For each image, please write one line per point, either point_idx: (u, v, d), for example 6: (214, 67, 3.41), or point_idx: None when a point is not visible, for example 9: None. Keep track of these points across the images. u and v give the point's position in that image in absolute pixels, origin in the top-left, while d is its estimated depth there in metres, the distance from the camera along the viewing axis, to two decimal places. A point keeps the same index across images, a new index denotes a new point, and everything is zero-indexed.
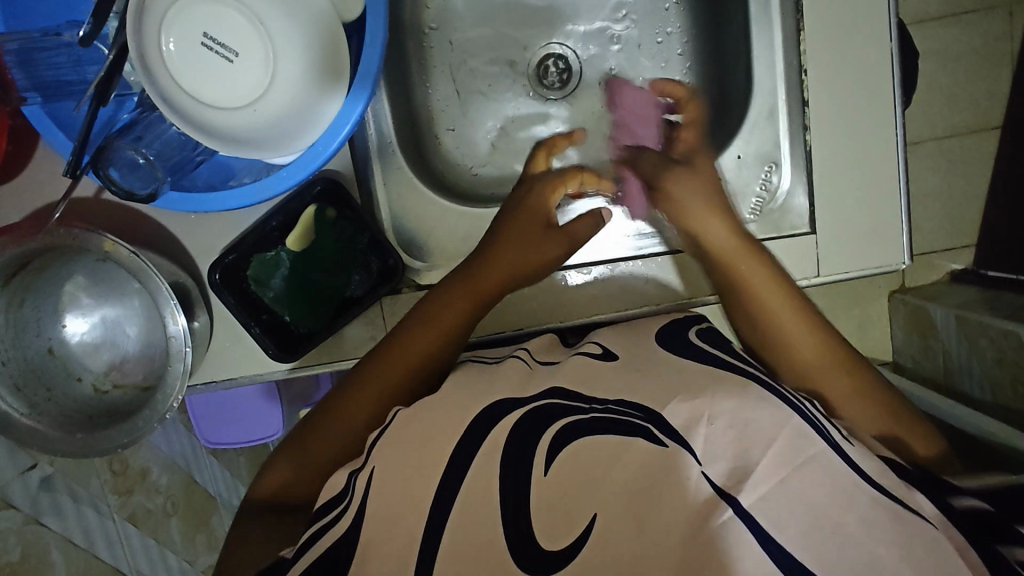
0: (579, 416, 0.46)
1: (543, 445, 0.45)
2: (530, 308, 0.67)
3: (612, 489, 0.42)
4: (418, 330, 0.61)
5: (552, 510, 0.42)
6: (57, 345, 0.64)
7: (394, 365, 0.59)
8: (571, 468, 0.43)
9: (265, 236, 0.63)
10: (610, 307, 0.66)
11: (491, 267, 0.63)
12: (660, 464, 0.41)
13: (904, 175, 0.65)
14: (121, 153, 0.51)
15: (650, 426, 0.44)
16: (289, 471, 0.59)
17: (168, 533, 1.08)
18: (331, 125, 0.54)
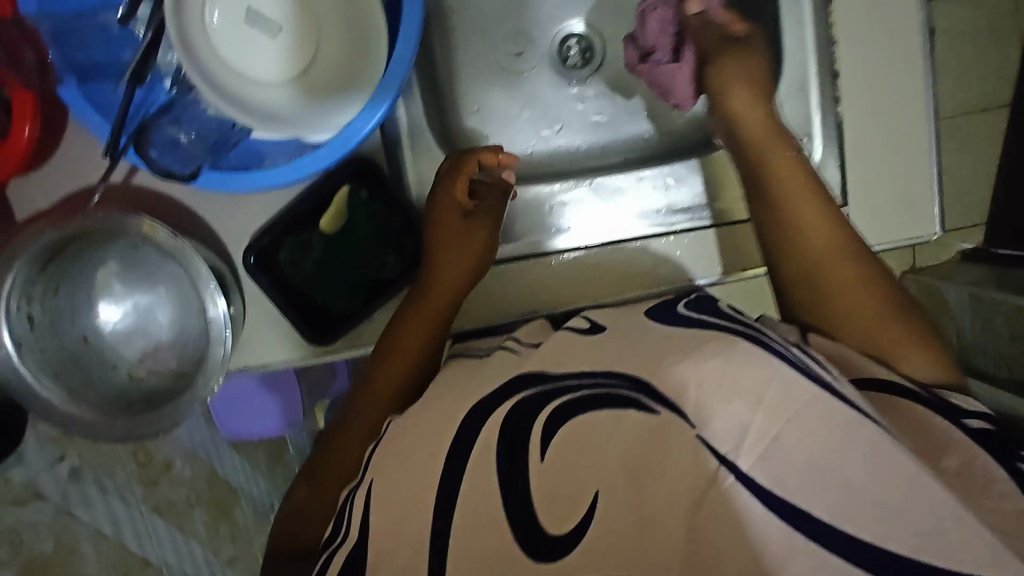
0: (573, 395, 0.46)
1: (540, 422, 0.44)
2: (538, 294, 0.67)
3: (609, 466, 0.42)
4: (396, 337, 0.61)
5: (556, 495, 0.42)
6: (91, 333, 0.64)
7: (380, 382, 0.60)
8: (568, 449, 0.43)
9: (301, 216, 0.63)
10: (640, 284, 0.67)
11: (450, 263, 0.63)
12: (654, 435, 0.42)
13: (935, 148, 0.65)
14: (162, 131, 0.52)
15: (642, 398, 0.44)
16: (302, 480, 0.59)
17: (193, 524, 1.04)
18: (369, 104, 0.53)
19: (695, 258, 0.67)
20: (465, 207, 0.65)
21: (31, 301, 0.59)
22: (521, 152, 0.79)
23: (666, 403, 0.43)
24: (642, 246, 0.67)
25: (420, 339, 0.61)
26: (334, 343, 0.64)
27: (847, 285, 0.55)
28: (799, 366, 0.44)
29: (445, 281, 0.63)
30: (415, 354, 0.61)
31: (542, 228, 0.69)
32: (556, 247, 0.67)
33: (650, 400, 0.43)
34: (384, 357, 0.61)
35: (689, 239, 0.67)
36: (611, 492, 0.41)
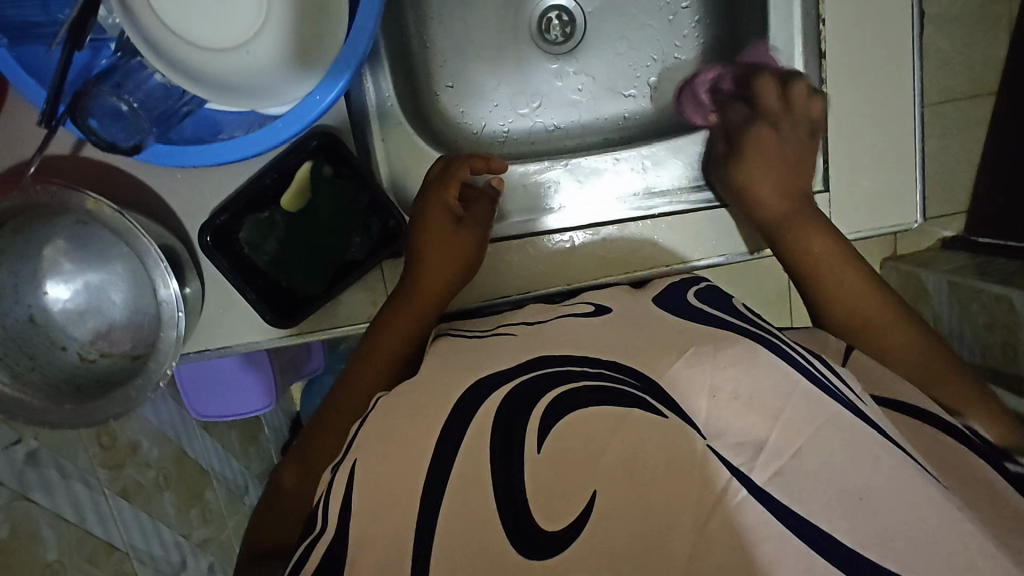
0: (579, 383, 0.45)
1: (539, 409, 0.44)
2: (520, 274, 0.65)
3: (609, 465, 0.42)
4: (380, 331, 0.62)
5: (551, 493, 0.41)
6: (39, 313, 0.61)
7: (359, 384, 0.62)
8: (568, 445, 0.43)
9: (262, 193, 0.60)
10: (627, 269, 0.64)
11: (431, 266, 0.63)
12: (665, 441, 0.41)
13: (920, 132, 0.63)
14: (102, 101, 0.48)
15: (648, 398, 0.44)
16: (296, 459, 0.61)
17: (162, 507, 1.06)
18: (330, 73, 0.50)
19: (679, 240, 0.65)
20: (452, 211, 0.64)
21: None
22: (501, 130, 0.76)
23: (676, 410, 0.43)
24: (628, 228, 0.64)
25: (394, 346, 0.62)
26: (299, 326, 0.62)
27: (846, 287, 0.63)
28: (813, 375, 0.47)
29: (427, 281, 0.63)
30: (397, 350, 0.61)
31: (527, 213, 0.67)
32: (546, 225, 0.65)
33: (661, 404, 0.44)
34: (363, 364, 0.62)
35: (672, 223, 0.65)
36: (609, 491, 0.41)
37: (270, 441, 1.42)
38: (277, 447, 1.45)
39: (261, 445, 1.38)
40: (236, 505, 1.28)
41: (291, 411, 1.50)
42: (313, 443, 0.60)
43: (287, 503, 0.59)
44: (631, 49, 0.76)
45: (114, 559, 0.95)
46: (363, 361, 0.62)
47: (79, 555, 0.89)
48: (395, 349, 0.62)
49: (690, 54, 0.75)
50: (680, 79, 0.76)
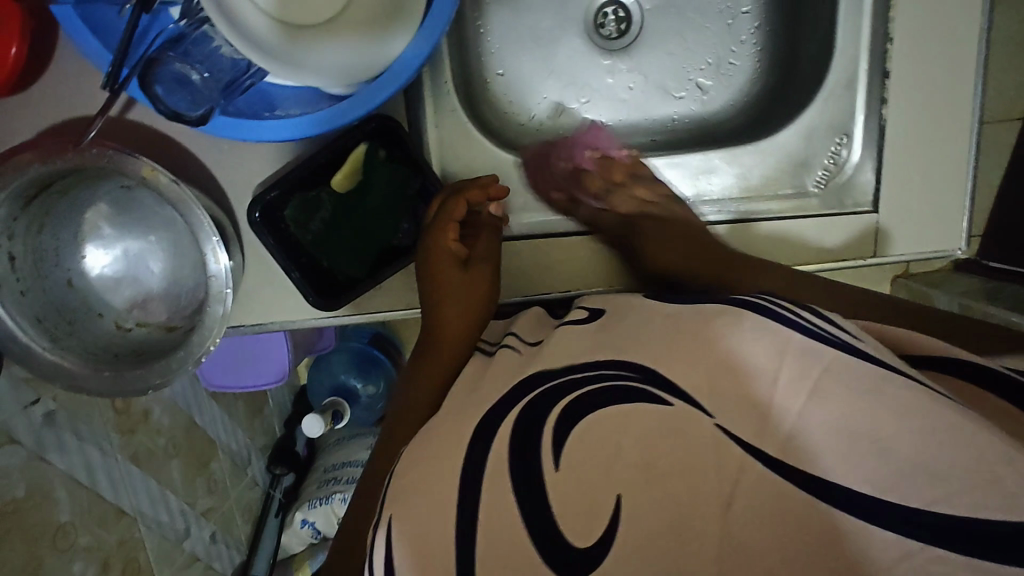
0: (582, 395, 0.45)
1: (548, 431, 0.44)
2: (535, 276, 0.65)
3: (626, 467, 0.42)
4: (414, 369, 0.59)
5: (582, 506, 0.42)
6: (76, 277, 0.59)
7: (395, 437, 0.55)
8: (581, 449, 0.43)
9: (313, 172, 0.58)
10: None
11: (453, 303, 0.60)
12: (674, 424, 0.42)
13: (974, 159, 0.63)
14: (171, 67, 0.47)
15: (650, 388, 0.44)
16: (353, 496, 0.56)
17: (170, 474, 1.06)
18: (403, 56, 0.49)
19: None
20: (459, 254, 0.61)
21: (14, 237, 0.54)
22: (549, 123, 0.75)
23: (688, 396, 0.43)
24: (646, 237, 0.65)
25: (429, 390, 0.56)
26: (338, 309, 0.62)
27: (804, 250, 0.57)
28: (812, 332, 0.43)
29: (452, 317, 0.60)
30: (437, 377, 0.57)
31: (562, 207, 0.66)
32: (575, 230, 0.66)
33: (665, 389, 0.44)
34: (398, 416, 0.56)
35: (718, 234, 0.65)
36: (635, 493, 0.42)
37: (275, 414, 1.42)
38: (281, 420, 1.45)
39: (266, 418, 1.38)
40: (241, 476, 1.28)
41: (297, 384, 1.49)
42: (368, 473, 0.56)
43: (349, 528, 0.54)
44: (684, 51, 0.75)
45: (123, 524, 0.95)
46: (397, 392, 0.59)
47: (90, 519, 0.89)
48: (430, 394, 0.56)
49: (745, 61, 0.74)
50: (731, 84, 0.75)
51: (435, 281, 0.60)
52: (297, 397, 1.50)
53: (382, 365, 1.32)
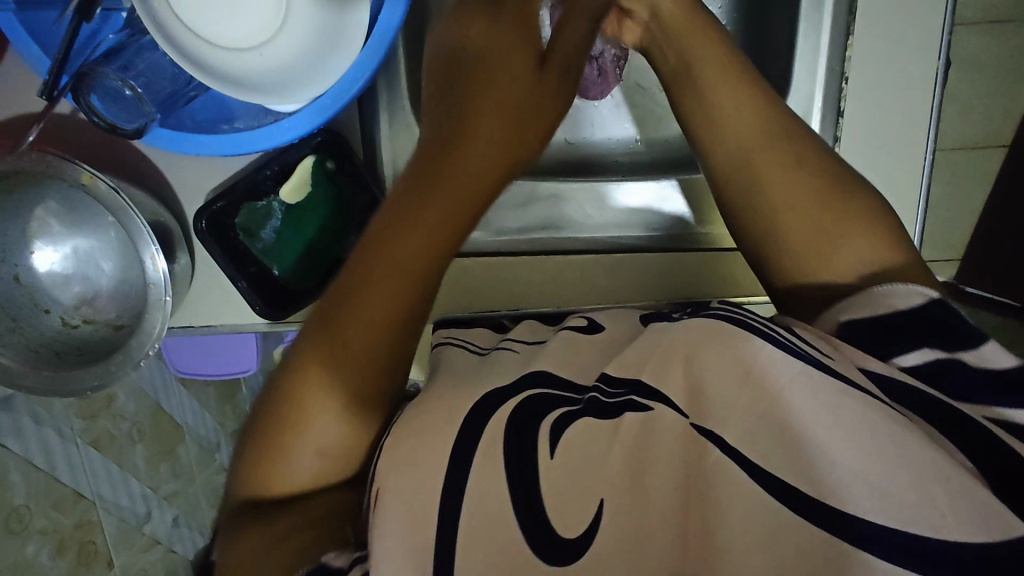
0: (572, 408, 0.40)
1: (545, 429, 0.39)
2: (507, 295, 0.66)
3: (608, 473, 0.37)
4: (388, 231, 0.44)
5: (564, 502, 0.36)
6: (24, 273, 0.60)
7: (340, 355, 0.41)
8: (574, 445, 0.38)
9: (259, 184, 0.59)
10: (610, 297, 0.67)
11: (467, 149, 0.49)
12: (650, 431, 0.37)
13: (925, 198, 0.63)
14: (104, 82, 0.47)
15: (633, 398, 0.39)
16: (273, 448, 0.42)
17: (132, 459, 1.07)
18: (342, 80, 0.50)
19: (668, 283, 0.67)
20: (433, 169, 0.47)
21: None
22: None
23: (657, 398, 0.38)
24: (595, 258, 0.67)
25: (393, 307, 0.42)
26: (287, 320, 0.62)
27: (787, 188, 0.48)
28: (782, 343, 0.36)
29: (460, 141, 0.49)
30: (388, 311, 0.42)
31: (530, 224, 0.70)
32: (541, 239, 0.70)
33: (640, 396, 0.39)
34: (340, 309, 0.43)
35: (662, 257, 0.67)
36: (614, 501, 0.36)
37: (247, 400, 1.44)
38: None
39: (238, 404, 1.40)
40: (207, 461, 1.29)
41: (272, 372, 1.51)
42: (322, 434, 0.42)
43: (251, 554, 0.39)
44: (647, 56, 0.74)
45: (81, 506, 0.96)
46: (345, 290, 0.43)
47: (46, 501, 0.90)
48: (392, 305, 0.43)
49: None
50: None
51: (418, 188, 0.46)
52: None
53: None
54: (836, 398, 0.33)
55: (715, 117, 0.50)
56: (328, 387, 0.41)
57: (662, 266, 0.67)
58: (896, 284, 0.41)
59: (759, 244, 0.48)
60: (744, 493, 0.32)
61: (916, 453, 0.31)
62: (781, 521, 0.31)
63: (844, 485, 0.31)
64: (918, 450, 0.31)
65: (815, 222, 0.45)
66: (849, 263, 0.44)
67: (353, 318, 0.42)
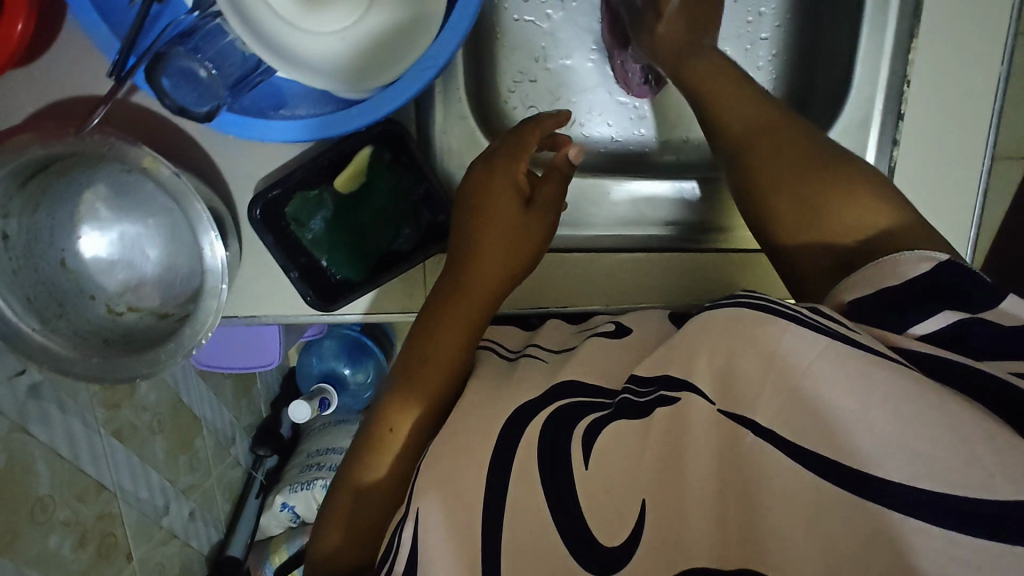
0: (601, 413, 0.43)
1: (578, 435, 0.42)
2: (556, 291, 0.67)
3: (644, 467, 0.40)
4: (451, 295, 0.54)
5: (600, 501, 0.40)
6: (70, 258, 0.59)
7: (424, 369, 0.51)
8: (608, 448, 0.40)
9: (315, 173, 0.58)
10: (658, 296, 0.68)
11: (506, 227, 0.56)
12: (679, 420, 0.39)
13: (980, 206, 0.62)
14: (178, 63, 0.46)
15: (661, 393, 0.41)
16: (355, 466, 0.49)
17: (152, 451, 1.05)
18: (419, 62, 0.47)
19: (687, 282, 0.68)
20: (485, 199, 0.56)
21: (9, 215, 0.54)
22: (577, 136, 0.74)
23: (684, 387, 0.40)
24: (645, 258, 0.67)
25: (468, 324, 0.53)
26: (337, 310, 0.61)
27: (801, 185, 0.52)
28: (815, 326, 0.38)
29: (501, 222, 0.56)
30: (447, 371, 0.51)
31: None
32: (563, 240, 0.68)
33: (668, 389, 0.41)
34: (426, 332, 0.53)
35: (710, 258, 0.68)
36: (653, 492, 0.39)
37: (262, 394, 1.42)
38: (268, 401, 1.45)
39: (253, 398, 1.39)
40: (223, 455, 1.27)
41: (286, 366, 1.50)
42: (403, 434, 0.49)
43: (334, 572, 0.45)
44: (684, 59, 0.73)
45: (102, 498, 0.95)
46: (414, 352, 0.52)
47: (69, 492, 0.88)
48: (467, 322, 0.53)
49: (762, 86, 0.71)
50: None
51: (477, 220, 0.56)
52: (285, 378, 1.50)
53: (373, 355, 1.31)
54: (898, 391, 0.34)
55: (737, 124, 0.56)
56: (411, 398, 0.50)
57: (709, 268, 0.68)
58: (904, 254, 0.45)
59: (784, 239, 0.53)
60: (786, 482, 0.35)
61: (973, 427, 0.33)
62: (818, 500, 0.34)
63: (872, 455, 0.33)
64: (969, 427, 0.32)
65: (849, 213, 0.50)
66: (855, 222, 0.49)
67: (435, 337, 0.52)
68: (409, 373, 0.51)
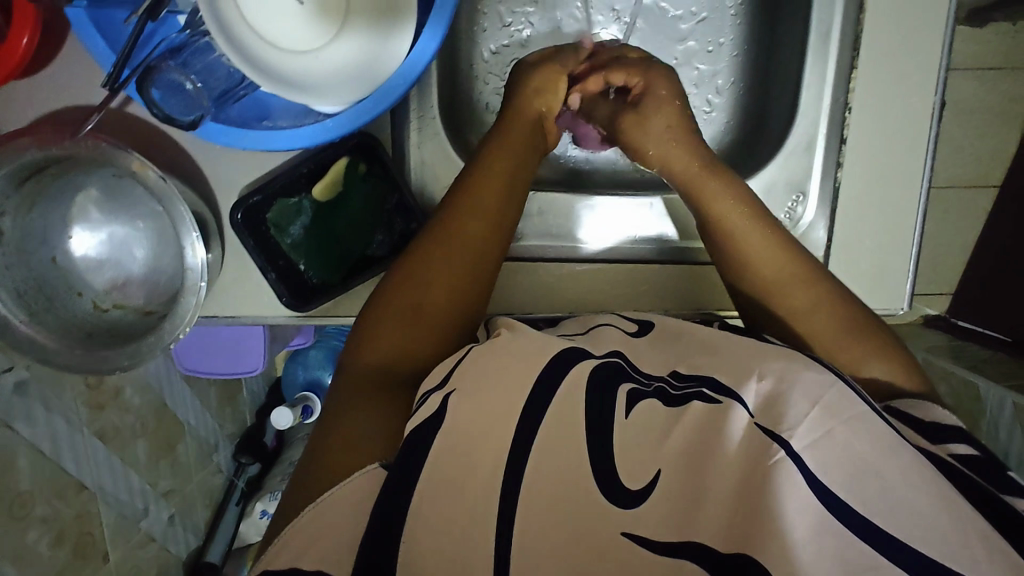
0: (637, 386, 0.47)
1: (620, 394, 0.46)
2: (527, 298, 0.70)
3: (673, 452, 0.42)
4: (468, 203, 0.59)
5: (631, 456, 0.42)
6: (61, 256, 0.62)
7: (416, 322, 0.55)
8: (642, 423, 0.44)
9: (295, 180, 0.62)
10: (627, 305, 0.70)
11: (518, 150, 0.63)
12: (715, 419, 0.42)
13: (920, 225, 0.67)
14: (167, 76, 0.51)
15: (707, 390, 0.45)
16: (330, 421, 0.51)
17: (134, 453, 1.07)
18: (384, 85, 0.54)
19: (659, 295, 0.71)
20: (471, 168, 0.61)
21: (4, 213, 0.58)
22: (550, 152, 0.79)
23: (728, 393, 0.44)
24: (615, 269, 0.71)
25: (453, 283, 0.57)
26: (309, 311, 0.64)
27: (768, 256, 0.59)
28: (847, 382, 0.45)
29: (513, 145, 0.63)
30: (467, 271, 0.58)
31: (557, 232, 0.72)
32: (575, 243, 0.72)
33: (711, 390, 0.45)
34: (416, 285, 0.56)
35: (673, 272, 0.71)
36: (671, 474, 0.42)
37: (247, 402, 1.44)
38: (253, 410, 1.47)
39: (238, 406, 1.40)
40: (205, 462, 1.29)
41: (272, 375, 1.52)
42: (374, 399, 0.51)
43: (343, 438, 0.48)
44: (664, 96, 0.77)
45: (82, 497, 0.96)
46: (432, 251, 0.57)
47: (49, 489, 0.90)
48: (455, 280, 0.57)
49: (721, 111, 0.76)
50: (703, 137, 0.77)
51: (468, 184, 0.60)
52: (271, 387, 1.52)
53: None
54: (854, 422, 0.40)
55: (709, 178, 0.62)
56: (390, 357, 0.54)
57: (674, 281, 0.71)
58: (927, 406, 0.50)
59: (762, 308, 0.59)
60: (787, 476, 0.39)
61: None
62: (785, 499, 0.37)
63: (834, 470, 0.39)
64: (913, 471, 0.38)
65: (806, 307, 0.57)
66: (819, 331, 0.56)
67: (423, 292, 0.56)
68: (399, 327, 0.55)
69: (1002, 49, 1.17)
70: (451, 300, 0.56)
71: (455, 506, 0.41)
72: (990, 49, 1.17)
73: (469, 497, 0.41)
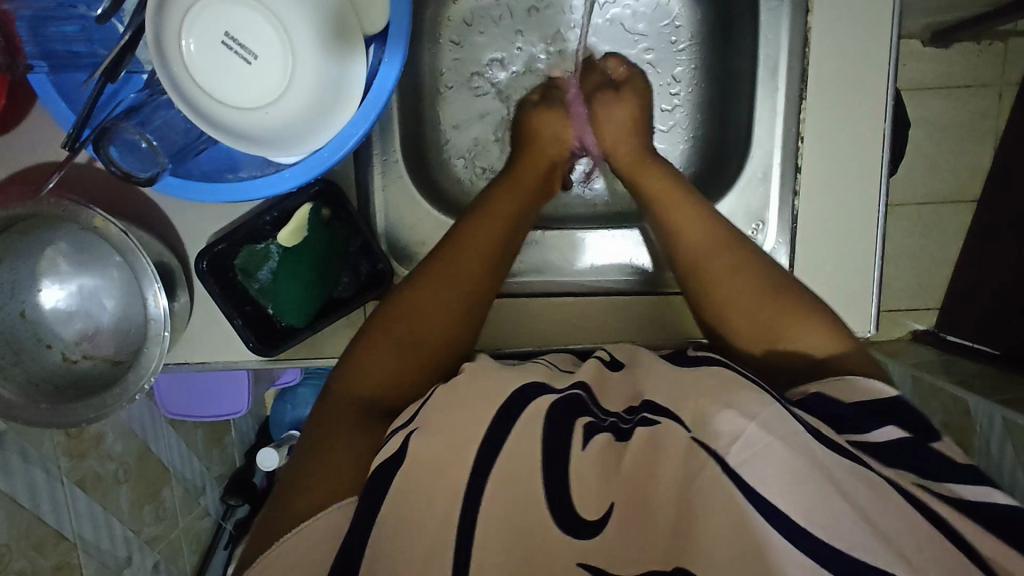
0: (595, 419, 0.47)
1: (578, 427, 0.45)
2: (511, 334, 0.69)
3: (624, 477, 0.43)
4: (452, 253, 0.60)
5: (585, 485, 0.42)
6: (30, 309, 0.63)
7: (412, 338, 0.56)
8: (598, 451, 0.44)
9: (258, 228, 0.63)
10: (611, 334, 0.69)
11: (507, 212, 0.64)
12: (655, 439, 0.43)
13: (881, 248, 0.67)
14: (124, 135, 0.53)
15: (648, 415, 0.45)
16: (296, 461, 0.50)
17: (117, 500, 1.06)
18: (338, 135, 0.55)
19: (643, 324, 0.69)
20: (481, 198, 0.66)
21: None
22: None
23: (665, 415, 0.44)
24: (595, 302, 0.69)
25: (453, 300, 0.58)
26: (278, 355, 0.65)
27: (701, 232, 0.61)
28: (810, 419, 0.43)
29: (508, 197, 0.65)
30: (452, 314, 0.57)
31: (528, 269, 0.73)
32: (553, 275, 0.73)
33: (652, 414, 0.45)
34: (417, 300, 0.57)
35: (657, 300, 0.70)
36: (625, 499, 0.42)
37: (235, 442, 1.43)
38: (242, 449, 1.45)
39: (226, 446, 1.39)
40: (192, 505, 1.27)
41: (262, 414, 1.51)
42: (347, 438, 0.49)
43: (318, 469, 0.47)
44: None
45: (61, 548, 0.95)
46: (411, 300, 0.57)
47: (26, 542, 0.89)
48: (458, 299, 0.58)
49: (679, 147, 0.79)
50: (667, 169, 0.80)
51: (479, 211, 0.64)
52: (260, 427, 1.51)
53: None
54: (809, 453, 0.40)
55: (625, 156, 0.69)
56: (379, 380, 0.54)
57: (657, 310, 0.70)
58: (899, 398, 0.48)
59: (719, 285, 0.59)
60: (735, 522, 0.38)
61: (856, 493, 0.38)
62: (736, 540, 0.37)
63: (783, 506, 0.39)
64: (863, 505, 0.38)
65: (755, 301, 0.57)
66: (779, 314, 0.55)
67: (423, 307, 0.57)
68: (397, 341, 0.55)
69: (970, 68, 1.19)
70: (451, 317, 0.57)
71: (416, 552, 0.41)
72: (957, 69, 1.19)
73: (420, 545, 0.41)
